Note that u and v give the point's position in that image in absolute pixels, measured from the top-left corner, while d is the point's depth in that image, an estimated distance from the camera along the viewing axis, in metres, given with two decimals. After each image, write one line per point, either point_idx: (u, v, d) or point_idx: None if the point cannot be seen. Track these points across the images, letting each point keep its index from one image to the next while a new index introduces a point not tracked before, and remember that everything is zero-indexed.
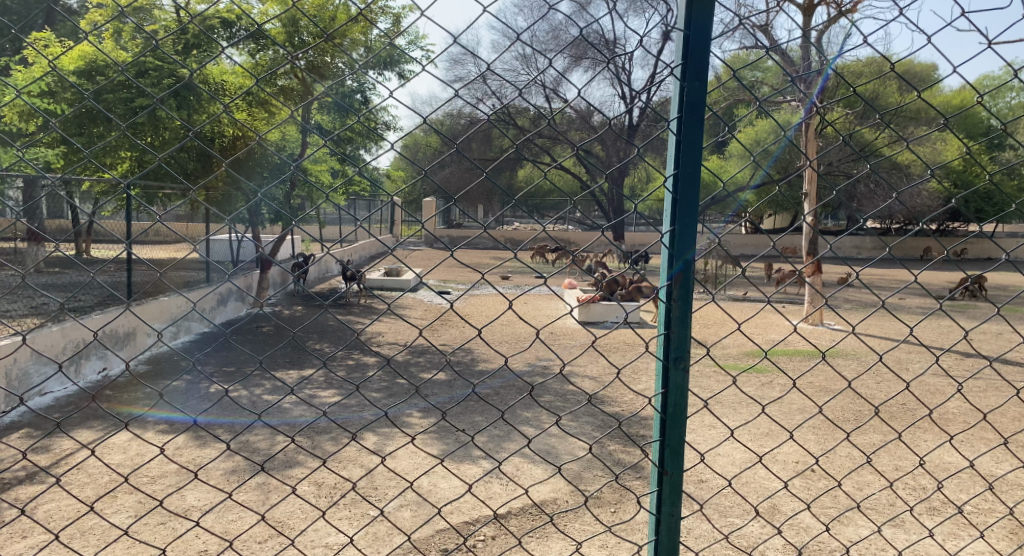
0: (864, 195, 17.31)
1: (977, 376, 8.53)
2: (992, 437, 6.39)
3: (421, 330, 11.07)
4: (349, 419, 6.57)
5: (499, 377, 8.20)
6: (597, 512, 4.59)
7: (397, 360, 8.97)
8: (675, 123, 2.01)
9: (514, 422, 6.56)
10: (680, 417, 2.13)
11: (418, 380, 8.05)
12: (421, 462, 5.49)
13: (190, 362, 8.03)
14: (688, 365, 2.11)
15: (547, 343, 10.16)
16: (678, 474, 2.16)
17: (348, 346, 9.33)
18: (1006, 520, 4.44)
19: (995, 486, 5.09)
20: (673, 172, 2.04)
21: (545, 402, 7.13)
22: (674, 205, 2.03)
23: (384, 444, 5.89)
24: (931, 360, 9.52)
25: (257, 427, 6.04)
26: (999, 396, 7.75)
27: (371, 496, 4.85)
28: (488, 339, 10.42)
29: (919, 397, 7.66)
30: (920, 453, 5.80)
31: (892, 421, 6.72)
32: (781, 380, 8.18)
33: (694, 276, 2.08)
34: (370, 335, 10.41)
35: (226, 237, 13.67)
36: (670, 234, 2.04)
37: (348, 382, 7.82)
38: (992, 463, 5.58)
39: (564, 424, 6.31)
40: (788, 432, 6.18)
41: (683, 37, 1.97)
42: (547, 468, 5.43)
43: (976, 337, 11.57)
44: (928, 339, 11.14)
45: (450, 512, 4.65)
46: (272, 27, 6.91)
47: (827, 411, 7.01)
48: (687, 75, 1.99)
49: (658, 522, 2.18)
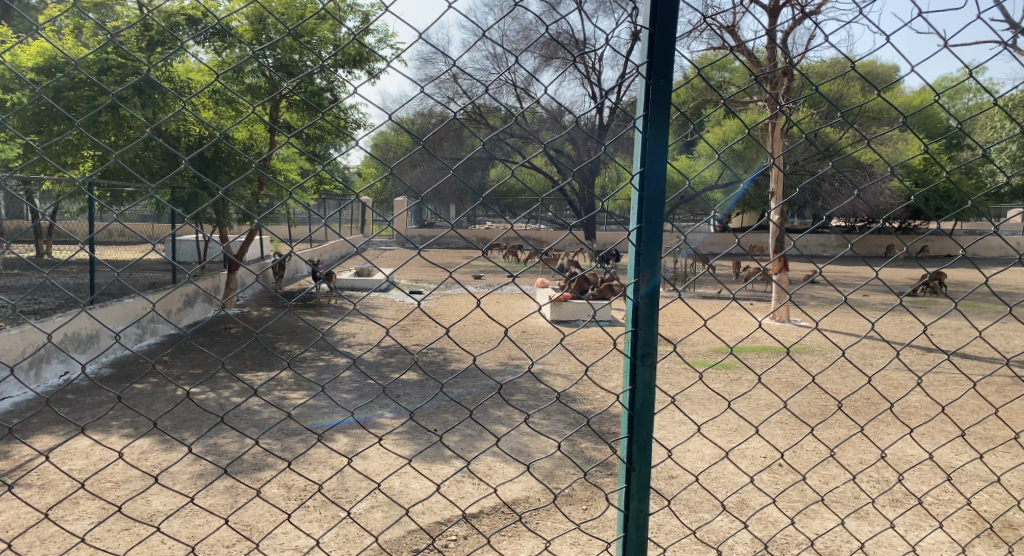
0: (829, 193, 17.60)
1: (936, 370, 8.74)
2: (950, 429, 6.57)
3: (392, 329, 11.05)
4: (319, 421, 6.50)
5: (470, 376, 8.22)
6: (569, 510, 4.61)
7: (368, 360, 8.91)
8: (641, 122, 2.02)
9: (485, 421, 6.59)
10: (647, 414, 2.14)
11: (388, 380, 8.04)
12: (392, 463, 5.48)
13: (154, 365, 7.89)
14: (655, 362, 2.12)
15: (517, 341, 10.21)
16: (646, 470, 2.18)
17: (318, 347, 9.28)
18: (965, 510, 4.56)
19: (954, 477, 5.23)
20: (639, 170, 2.04)
21: (515, 401, 7.16)
22: (640, 202, 2.04)
23: (354, 445, 5.86)
24: (892, 355, 9.75)
25: (224, 430, 5.98)
26: (958, 389, 7.96)
27: (341, 498, 4.81)
28: (460, 339, 10.43)
29: (882, 391, 7.83)
30: (882, 446, 5.93)
31: (855, 415, 6.87)
32: (748, 377, 8.31)
33: (661, 273, 2.09)
34: (340, 335, 10.36)
35: (193, 237, 13.46)
36: (637, 231, 2.05)
37: (319, 382, 7.78)
38: (951, 455, 5.73)
39: (536, 423, 6.34)
40: (756, 426, 6.29)
41: (649, 36, 1.98)
42: (519, 466, 5.45)
43: (936, 332, 11.86)
44: (890, 335, 11.38)
45: (422, 513, 4.63)
46: (240, 24, 6.80)
47: (793, 406, 7.15)
48: (653, 73, 1.99)
49: (626, 518, 2.20)
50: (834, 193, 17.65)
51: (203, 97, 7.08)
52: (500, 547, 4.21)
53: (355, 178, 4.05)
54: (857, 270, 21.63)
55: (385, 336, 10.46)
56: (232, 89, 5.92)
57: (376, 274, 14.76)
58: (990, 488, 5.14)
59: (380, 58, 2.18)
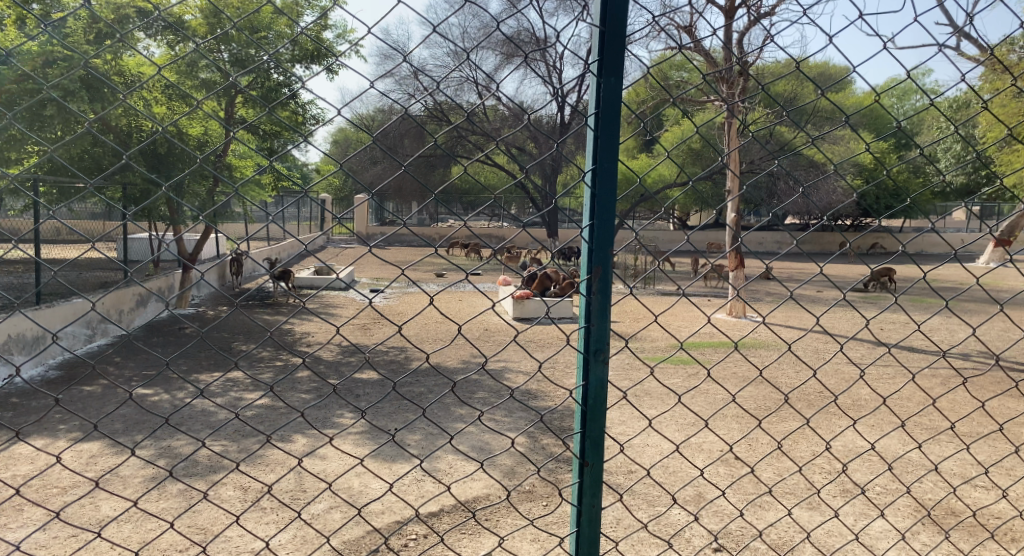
0: (784, 191, 18.00)
1: (883, 363, 9.03)
2: (894, 421, 6.80)
3: (349, 329, 10.96)
4: (276, 421, 6.42)
5: (429, 375, 8.21)
6: (528, 507, 4.64)
7: (326, 360, 8.84)
8: (592, 120, 2.03)
9: (443, 420, 6.58)
10: (600, 409, 2.17)
11: (346, 379, 7.97)
12: (350, 462, 5.44)
13: (104, 366, 7.69)
14: (608, 357, 2.14)
15: (475, 340, 10.21)
16: (598, 465, 2.20)
17: (275, 347, 9.16)
18: (909, 498, 4.73)
19: (899, 466, 5.42)
20: (591, 168, 2.05)
21: (474, 398, 7.17)
22: (593, 200, 2.05)
23: (310, 444, 5.80)
24: (842, 348, 10.02)
25: (178, 432, 5.86)
26: (902, 382, 8.23)
27: (298, 499, 4.77)
28: (418, 338, 10.40)
29: (832, 384, 8.06)
30: (831, 437, 6.11)
31: (806, 407, 7.06)
32: (704, 371, 8.46)
33: (613, 270, 2.12)
34: (297, 335, 10.23)
35: (145, 236, 13.14)
36: (589, 229, 2.06)
37: (275, 383, 7.67)
38: (896, 444, 5.93)
39: (495, 420, 6.36)
40: (711, 420, 6.41)
41: (600, 34, 1.99)
42: (478, 464, 5.46)
43: (884, 326, 12.23)
44: (841, 330, 11.70)
45: (379, 513, 4.61)
46: (193, 18, 6.66)
47: (747, 399, 7.31)
48: (604, 72, 2.00)
49: (579, 513, 2.22)
50: (788, 191, 18.04)
51: (154, 93, 6.91)
52: (460, 545, 4.22)
53: (312, 178, 3.98)
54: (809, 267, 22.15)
55: (342, 335, 10.37)
56: (184, 85, 5.79)
57: (335, 272, 14.62)
58: (931, 477, 5.33)
59: (335, 53, 2.14)
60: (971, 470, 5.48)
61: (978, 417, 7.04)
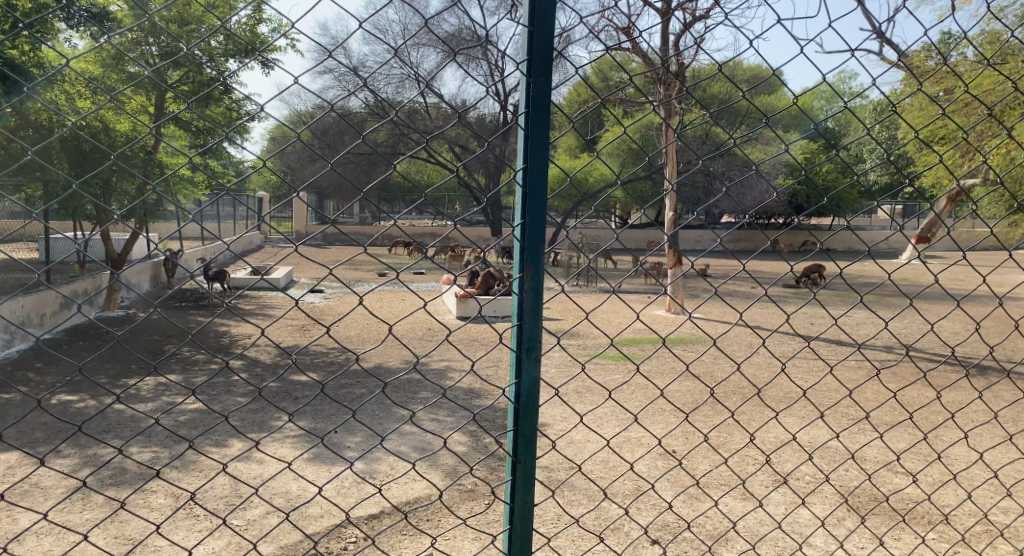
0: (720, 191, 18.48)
1: (813, 357, 9.39)
2: (814, 412, 7.12)
3: (285, 330, 10.79)
4: (210, 426, 6.26)
5: (371, 376, 8.13)
6: (468, 506, 4.66)
7: (263, 362, 8.66)
8: (522, 118, 2.04)
9: (381, 421, 6.55)
10: (532, 406, 2.18)
11: (281, 381, 7.85)
12: (288, 466, 5.35)
13: (25, 373, 7.36)
14: (540, 354, 2.16)
15: (415, 339, 10.20)
16: (530, 463, 2.21)
17: (208, 349, 8.95)
18: (832, 489, 4.95)
19: (826, 456, 5.65)
20: (522, 166, 2.06)
21: (412, 399, 7.16)
22: (524, 198, 2.06)
23: (246, 447, 5.68)
24: (775, 343, 10.38)
25: (104, 440, 5.65)
26: (829, 374, 8.59)
27: (233, 506, 4.67)
28: (356, 339, 10.31)
29: (765, 378, 8.34)
30: (764, 429, 6.33)
31: (741, 401, 7.28)
32: (644, 367, 8.64)
33: (544, 268, 2.13)
34: (231, 336, 10.02)
35: (69, 236, 12.61)
36: (521, 227, 2.07)
37: (208, 385, 7.49)
38: (824, 435, 6.19)
39: (434, 419, 6.37)
40: (650, 415, 6.55)
41: (529, 32, 2.00)
42: (419, 464, 5.45)
43: (814, 320, 12.70)
44: (775, 325, 12.11)
45: (316, 517, 4.55)
46: (118, 10, 6.42)
47: (686, 394, 7.50)
48: (534, 71, 2.01)
49: (512, 510, 2.22)
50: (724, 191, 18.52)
51: (75, 85, 6.62)
52: (399, 546, 4.21)
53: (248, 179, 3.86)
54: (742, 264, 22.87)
55: (278, 336, 10.20)
56: (108, 78, 5.56)
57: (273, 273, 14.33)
58: (849, 466, 5.61)
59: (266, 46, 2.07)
60: (892, 458, 5.76)
61: (893, 407, 7.43)
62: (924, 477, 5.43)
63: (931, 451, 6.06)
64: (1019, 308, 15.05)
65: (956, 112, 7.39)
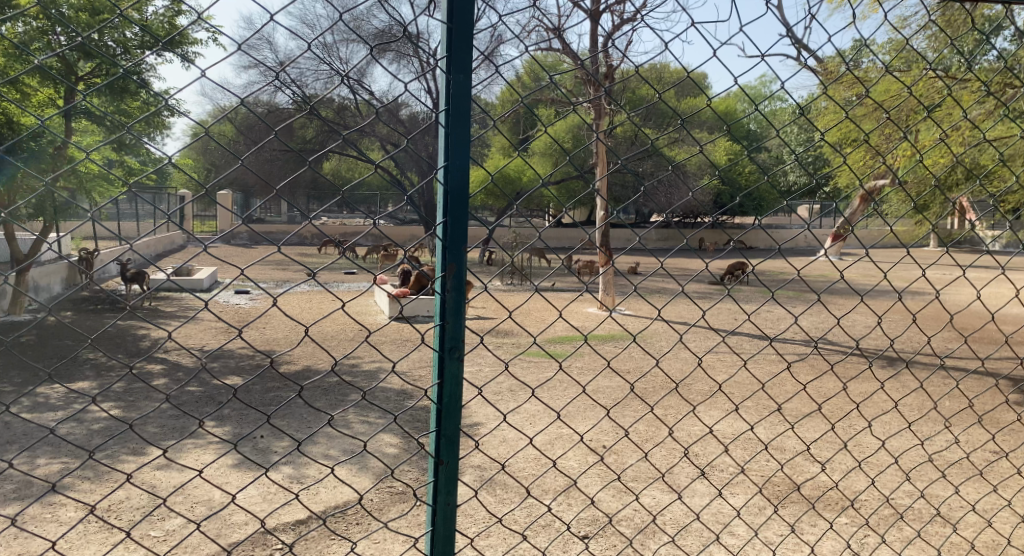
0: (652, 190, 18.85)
1: (740, 356, 9.76)
2: (729, 408, 7.39)
3: (204, 334, 10.44)
4: (131, 434, 6.04)
5: (303, 378, 7.99)
6: (402, 513, 4.65)
7: (190, 366, 8.41)
8: (442, 117, 2.01)
9: (305, 427, 6.42)
10: (455, 406, 2.16)
11: (198, 387, 7.59)
12: (214, 477, 5.21)
13: None
14: (463, 354, 2.14)
15: (340, 341, 10.05)
16: (453, 463, 2.19)
17: (120, 355, 8.56)
18: (756, 496, 5.14)
19: (754, 456, 5.88)
20: (443, 165, 2.03)
21: (336, 402, 7.05)
22: (444, 198, 2.04)
23: (171, 457, 5.51)
24: (705, 344, 10.73)
25: (14, 452, 5.37)
26: (758, 373, 8.95)
27: (154, 519, 4.51)
28: (279, 342, 10.08)
29: (698, 376, 8.60)
30: (696, 428, 6.54)
31: (673, 400, 7.50)
32: (580, 366, 8.79)
33: (466, 268, 2.12)
34: (145, 341, 9.62)
35: None
36: (442, 227, 2.05)
37: (118, 393, 7.16)
38: (753, 432, 6.44)
39: (367, 424, 6.32)
40: (589, 416, 6.67)
41: (448, 31, 1.98)
42: (352, 471, 5.40)
43: (743, 320, 13.17)
44: (706, 325, 12.50)
45: (238, 526, 4.43)
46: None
47: (621, 393, 7.66)
48: (453, 68, 1.99)
49: (434, 512, 2.20)
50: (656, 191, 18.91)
51: None
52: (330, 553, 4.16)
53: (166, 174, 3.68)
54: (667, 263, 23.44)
55: (196, 341, 9.87)
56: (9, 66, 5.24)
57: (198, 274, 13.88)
58: (772, 463, 5.87)
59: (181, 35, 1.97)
60: (814, 456, 6.04)
61: (802, 401, 7.80)
62: (830, 468, 5.73)
63: (836, 443, 6.40)
64: (931, 305, 15.93)
65: (864, 116, 7.76)
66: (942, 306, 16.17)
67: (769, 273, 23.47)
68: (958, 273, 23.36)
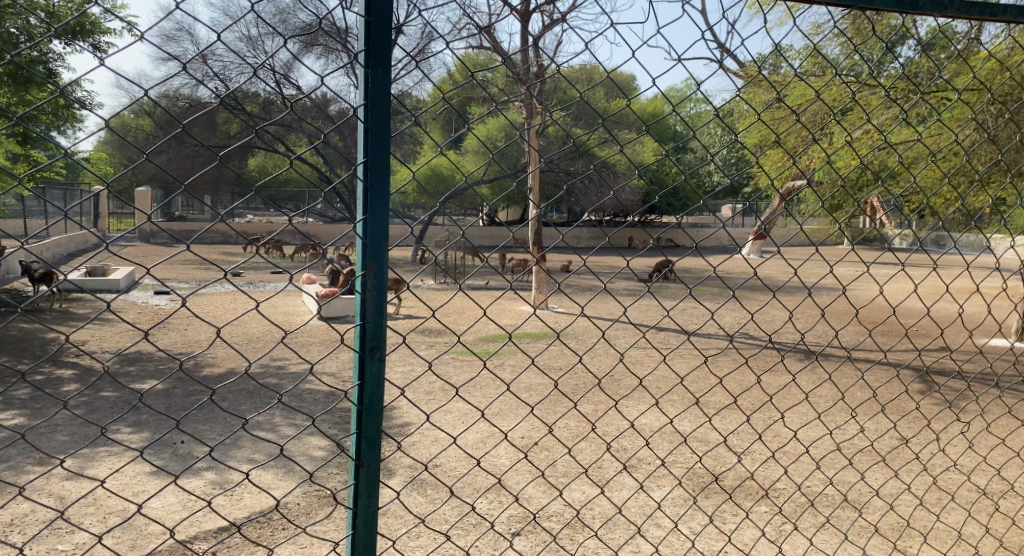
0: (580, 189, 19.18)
1: (663, 350, 10.08)
2: (648, 401, 7.62)
3: (111, 338, 10.02)
4: (41, 444, 5.80)
5: (226, 381, 7.83)
6: (326, 519, 4.61)
7: (105, 371, 8.11)
8: (360, 114, 1.98)
9: (217, 427, 6.23)
10: (377, 405, 2.14)
11: (103, 392, 7.27)
12: (131, 487, 5.06)
13: None
14: (384, 354, 2.13)
15: (257, 346, 9.82)
16: (374, 465, 2.18)
17: (15, 363, 8.10)
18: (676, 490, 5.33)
19: (674, 449, 6.09)
20: (361, 162, 2.00)
21: (251, 404, 6.89)
22: (364, 196, 2.01)
23: (84, 468, 5.32)
24: (631, 338, 11.03)
25: None
26: (680, 366, 9.26)
27: (64, 532, 4.35)
28: (192, 345, 9.77)
29: (623, 370, 8.84)
30: (620, 421, 6.73)
31: (599, 394, 7.70)
32: (509, 363, 8.91)
33: (388, 268, 2.10)
34: (45, 346, 9.14)
35: None
36: (362, 227, 2.03)
37: (13, 402, 6.79)
38: (674, 425, 6.68)
39: (293, 427, 6.25)
40: (516, 414, 6.78)
41: (366, 26, 1.95)
42: (277, 474, 5.34)
43: (667, 315, 13.58)
44: (631, 320, 12.84)
45: (146, 542, 4.25)
46: None
47: (549, 390, 7.81)
48: (374, 62, 1.96)
49: (355, 514, 2.19)
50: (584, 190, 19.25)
51: None
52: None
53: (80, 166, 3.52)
54: (589, 261, 23.87)
55: (101, 344, 9.43)
56: None
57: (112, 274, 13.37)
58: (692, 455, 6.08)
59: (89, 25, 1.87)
60: (732, 445, 6.30)
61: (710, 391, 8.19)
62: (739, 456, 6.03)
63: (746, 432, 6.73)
64: (842, 299, 16.80)
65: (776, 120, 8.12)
66: (851, 299, 17.07)
67: (693, 269, 24.22)
68: (859, 268, 24.69)
